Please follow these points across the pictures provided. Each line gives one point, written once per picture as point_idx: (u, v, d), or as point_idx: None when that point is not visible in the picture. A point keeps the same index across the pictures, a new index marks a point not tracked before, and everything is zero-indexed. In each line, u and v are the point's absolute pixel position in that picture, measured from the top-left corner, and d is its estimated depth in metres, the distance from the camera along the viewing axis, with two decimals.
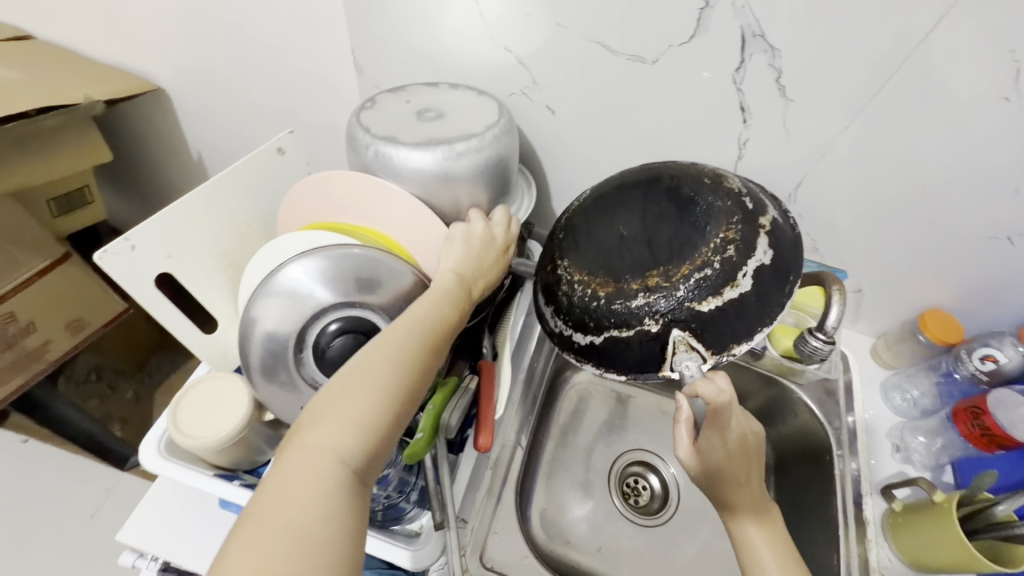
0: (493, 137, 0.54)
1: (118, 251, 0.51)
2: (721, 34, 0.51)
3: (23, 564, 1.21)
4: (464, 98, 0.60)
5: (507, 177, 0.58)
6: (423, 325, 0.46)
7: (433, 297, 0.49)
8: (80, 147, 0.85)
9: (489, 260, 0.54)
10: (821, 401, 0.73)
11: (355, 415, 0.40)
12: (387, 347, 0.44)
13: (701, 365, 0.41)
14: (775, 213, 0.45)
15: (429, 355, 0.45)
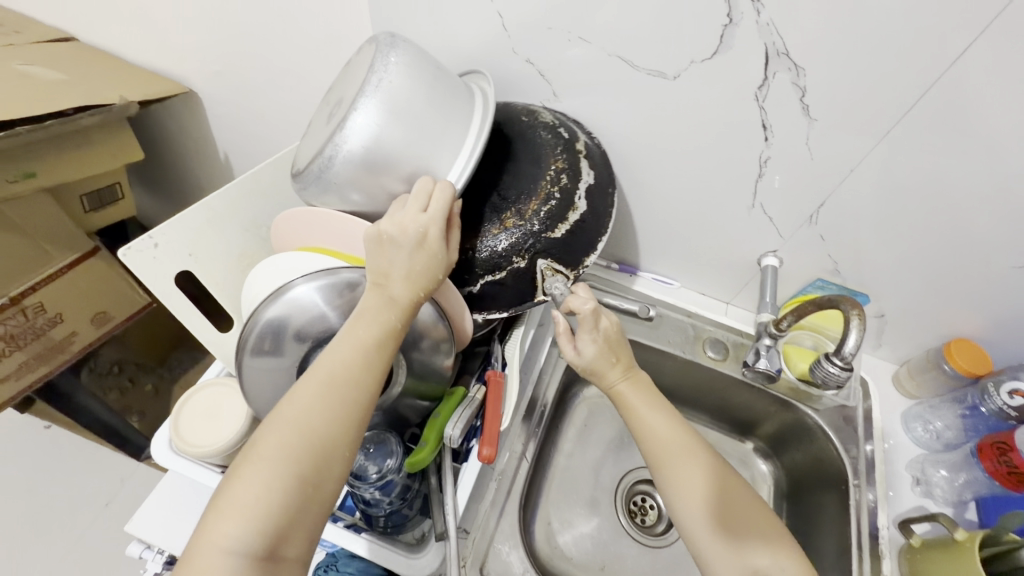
0: (383, 95, 0.46)
1: (142, 248, 0.52)
2: (745, 51, 0.51)
3: (40, 550, 1.24)
4: (360, 62, 0.52)
5: (436, 122, 0.49)
6: (330, 378, 0.45)
7: (346, 335, 0.47)
8: (114, 146, 0.88)
9: (423, 261, 0.48)
10: (838, 428, 0.71)
11: (257, 494, 0.40)
12: (289, 410, 0.44)
13: (567, 284, 0.55)
14: (585, 139, 0.60)
15: (337, 407, 0.44)
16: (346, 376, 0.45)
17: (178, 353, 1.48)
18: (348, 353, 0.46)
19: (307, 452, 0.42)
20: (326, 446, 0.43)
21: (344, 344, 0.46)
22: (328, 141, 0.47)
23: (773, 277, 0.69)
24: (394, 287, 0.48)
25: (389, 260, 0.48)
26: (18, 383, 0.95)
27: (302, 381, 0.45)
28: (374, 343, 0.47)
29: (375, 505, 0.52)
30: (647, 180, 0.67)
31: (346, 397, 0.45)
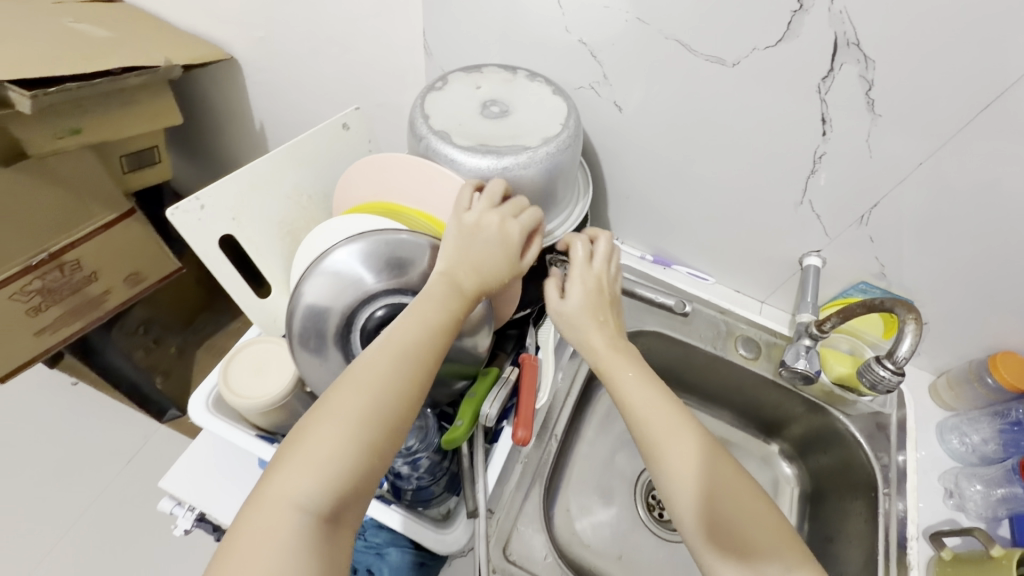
0: (553, 156, 0.53)
1: (189, 209, 0.52)
2: (813, 39, 0.49)
3: (66, 500, 1.29)
4: (538, 92, 0.58)
5: (556, 194, 0.58)
6: (405, 347, 0.44)
7: (415, 314, 0.46)
8: (158, 107, 0.89)
9: (502, 261, 0.50)
10: (869, 435, 0.69)
11: (326, 457, 0.39)
12: (361, 376, 0.42)
13: (571, 267, 0.62)
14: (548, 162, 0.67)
15: (411, 381, 0.43)
16: (417, 352, 0.45)
17: (202, 319, 1.50)
18: (422, 331, 0.45)
19: (376, 425, 0.41)
20: (393, 419, 0.42)
21: (420, 322, 0.46)
22: (490, 151, 0.52)
23: (815, 277, 0.67)
24: (473, 278, 0.49)
25: (471, 245, 0.50)
26: (55, 337, 0.98)
27: (375, 354, 0.44)
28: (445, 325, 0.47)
29: (405, 478, 0.53)
30: (694, 170, 0.66)
31: (420, 374, 0.45)
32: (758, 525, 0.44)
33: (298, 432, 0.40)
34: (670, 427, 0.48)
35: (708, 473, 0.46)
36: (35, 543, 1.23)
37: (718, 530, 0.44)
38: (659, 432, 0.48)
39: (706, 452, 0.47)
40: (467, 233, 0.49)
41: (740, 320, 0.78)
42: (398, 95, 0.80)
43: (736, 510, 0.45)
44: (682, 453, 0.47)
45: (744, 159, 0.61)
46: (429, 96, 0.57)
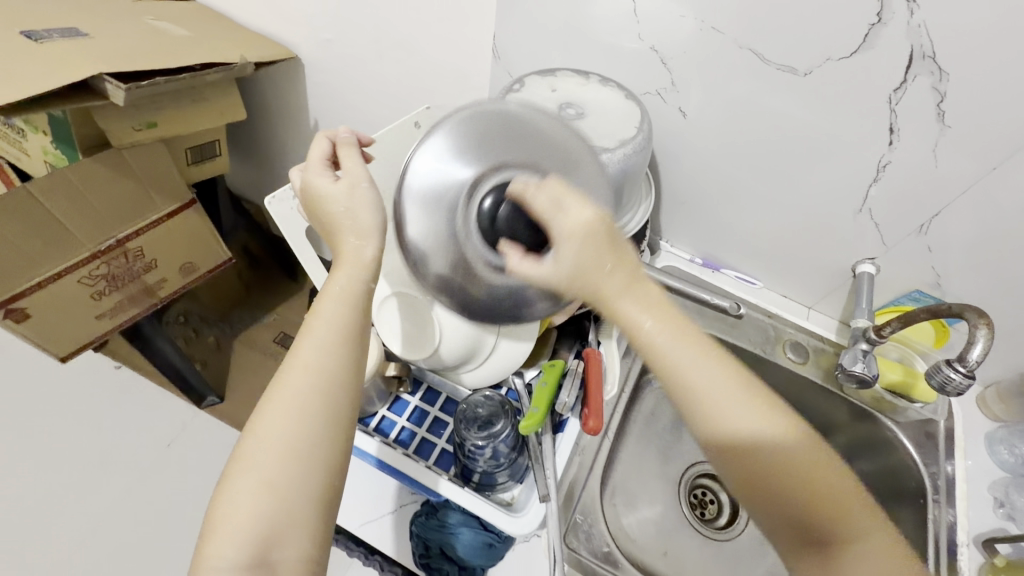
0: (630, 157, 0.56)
1: (283, 198, 0.55)
2: (889, 51, 0.51)
3: (105, 483, 1.29)
4: (611, 97, 0.60)
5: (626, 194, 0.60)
6: (319, 340, 0.45)
7: (322, 303, 0.46)
8: (223, 106, 0.92)
9: (360, 217, 0.48)
10: (918, 443, 0.70)
11: (263, 461, 0.41)
12: (286, 380, 0.44)
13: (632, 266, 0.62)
14: None
15: (327, 366, 0.44)
16: (315, 387, 0.44)
17: (240, 312, 1.52)
18: (324, 356, 0.45)
19: (299, 419, 0.43)
20: (318, 403, 0.43)
21: (311, 349, 0.45)
22: None
23: (868, 284, 0.68)
24: (338, 273, 0.47)
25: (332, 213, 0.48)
26: (112, 322, 1.02)
27: (268, 397, 0.44)
28: (335, 339, 0.45)
29: (474, 460, 0.54)
30: (756, 175, 0.67)
31: (318, 399, 0.44)
32: (834, 511, 0.42)
33: (220, 493, 0.42)
34: (725, 410, 0.44)
35: (772, 458, 0.43)
36: (75, 525, 1.24)
37: (790, 521, 0.43)
38: (715, 419, 0.44)
39: (771, 426, 0.44)
40: (321, 225, 0.49)
41: (787, 325, 0.79)
42: (458, 97, 0.83)
43: (811, 501, 0.42)
44: (741, 439, 0.44)
45: (805, 166, 0.63)
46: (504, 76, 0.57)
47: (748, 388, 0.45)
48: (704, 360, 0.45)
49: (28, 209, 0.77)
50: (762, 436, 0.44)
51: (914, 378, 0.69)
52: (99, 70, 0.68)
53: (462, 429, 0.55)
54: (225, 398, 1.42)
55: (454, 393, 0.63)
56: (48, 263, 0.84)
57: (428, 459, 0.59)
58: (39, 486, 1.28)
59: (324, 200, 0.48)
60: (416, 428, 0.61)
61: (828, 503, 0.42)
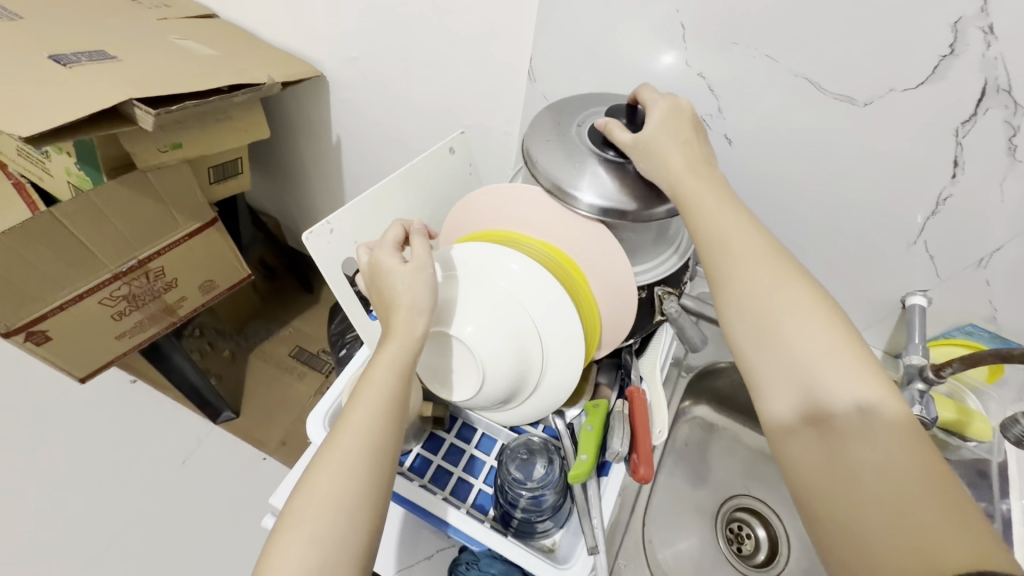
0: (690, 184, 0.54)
1: (320, 232, 0.53)
2: (960, 83, 0.48)
3: (116, 500, 1.26)
4: None
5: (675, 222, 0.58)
6: (372, 405, 0.45)
7: (376, 369, 0.46)
8: (246, 124, 0.90)
9: (411, 293, 0.48)
10: (971, 482, 0.67)
11: (311, 530, 0.40)
12: (337, 445, 0.43)
13: (676, 299, 0.59)
14: None
15: (380, 432, 0.44)
16: (361, 450, 0.43)
17: (255, 324, 1.51)
18: (370, 420, 0.44)
19: (349, 489, 0.42)
20: (369, 471, 0.43)
21: (360, 411, 0.44)
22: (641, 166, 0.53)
23: (921, 318, 0.65)
24: (391, 343, 0.47)
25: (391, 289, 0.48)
26: (131, 341, 1.00)
27: (319, 455, 0.43)
28: (383, 402, 0.45)
29: (516, 507, 0.52)
30: (804, 202, 0.64)
31: (369, 467, 0.43)
32: (881, 483, 0.36)
33: (268, 548, 0.41)
34: (787, 343, 0.43)
35: (830, 401, 0.40)
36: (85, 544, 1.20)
37: (823, 465, 0.38)
38: (772, 347, 0.43)
39: (845, 393, 0.40)
40: (378, 294, 0.50)
41: None
42: (488, 117, 0.81)
43: (849, 461, 0.37)
44: (802, 380, 0.41)
45: (857, 196, 0.61)
46: (533, 117, 0.59)
47: (835, 337, 0.42)
48: (789, 297, 0.44)
49: (52, 233, 0.75)
50: (828, 382, 0.41)
51: (968, 417, 0.67)
52: (128, 96, 0.66)
53: (511, 480, 0.52)
54: (240, 414, 1.39)
55: (491, 431, 0.60)
56: (68, 284, 0.82)
57: (465, 501, 0.56)
58: (49, 502, 1.24)
59: (388, 275, 0.49)
60: (453, 467, 0.58)
61: (883, 470, 0.36)
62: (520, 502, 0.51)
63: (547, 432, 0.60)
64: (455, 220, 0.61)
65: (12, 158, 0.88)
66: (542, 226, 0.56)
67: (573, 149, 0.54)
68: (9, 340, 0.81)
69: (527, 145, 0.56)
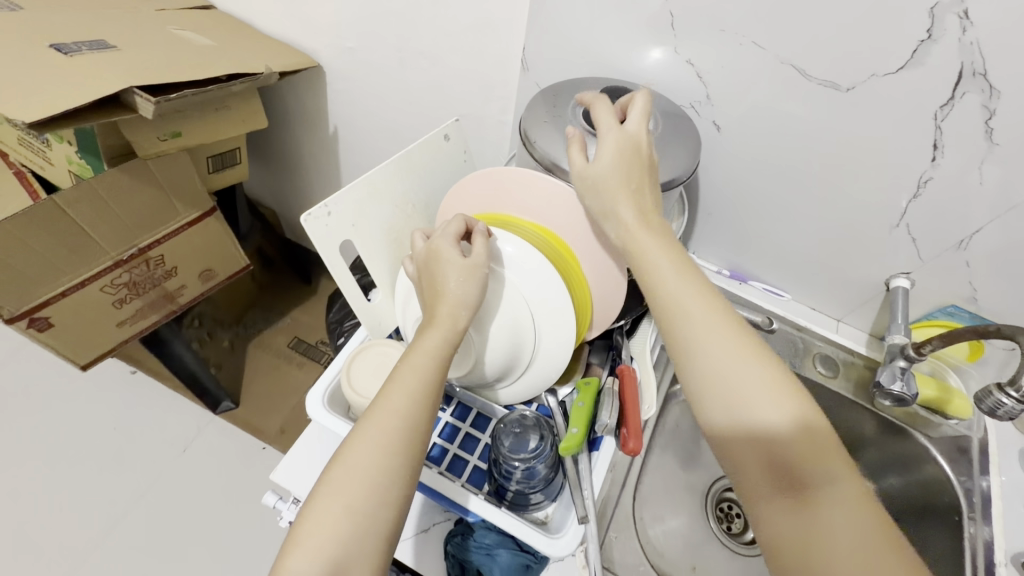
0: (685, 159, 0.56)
1: (319, 216, 0.55)
2: (938, 68, 0.50)
3: (119, 487, 1.27)
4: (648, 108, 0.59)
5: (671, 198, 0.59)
6: (421, 384, 0.47)
7: (422, 350, 0.48)
8: (244, 114, 0.91)
9: (465, 287, 0.50)
10: (952, 458, 0.70)
11: (352, 497, 0.42)
12: (384, 416, 0.45)
13: None
14: None
15: (424, 411, 0.46)
16: (398, 430, 0.45)
17: (253, 314, 1.51)
18: (407, 405, 0.46)
19: (394, 458, 0.44)
20: (411, 445, 0.45)
21: (400, 393, 0.46)
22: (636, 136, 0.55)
23: (903, 299, 0.67)
24: (432, 333, 0.49)
25: (444, 279, 0.50)
26: (131, 329, 1.02)
27: (358, 428, 0.45)
28: (421, 388, 0.47)
29: (508, 479, 0.54)
30: (791, 187, 0.66)
31: (410, 441, 0.45)
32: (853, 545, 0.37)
33: (306, 510, 0.42)
34: (750, 404, 0.42)
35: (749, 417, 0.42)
36: (89, 529, 1.22)
37: (796, 531, 0.39)
38: (735, 409, 0.43)
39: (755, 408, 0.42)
40: (428, 280, 0.52)
41: (816, 339, 0.78)
42: (482, 107, 0.83)
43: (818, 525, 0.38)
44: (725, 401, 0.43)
45: (842, 180, 0.62)
46: (529, 102, 0.60)
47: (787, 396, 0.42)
48: (744, 354, 0.44)
49: (54, 220, 0.77)
50: (793, 443, 0.41)
51: (949, 394, 0.69)
52: (129, 83, 0.67)
53: (504, 453, 0.54)
54: (239, 404, 1.41)
55: (486, 410, 0.62)
56: (69, 272, 0.84)
57: (460, 476, 0.58)
58: (51, 489, 1.25)
59: (444, 266, 0.51)
60: (448, 444, 0.60)
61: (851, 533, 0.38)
62: (514, 474, 0.53)
63: (540, 410, 0.61)
64: (449, 203, 0.62)
65: (12, 147, 0.90)
66: (535, 208, 0.57)
67: (572, 131, 0.56)
68: (11, 327, 0.82)
69: (525, 128, 0.57)
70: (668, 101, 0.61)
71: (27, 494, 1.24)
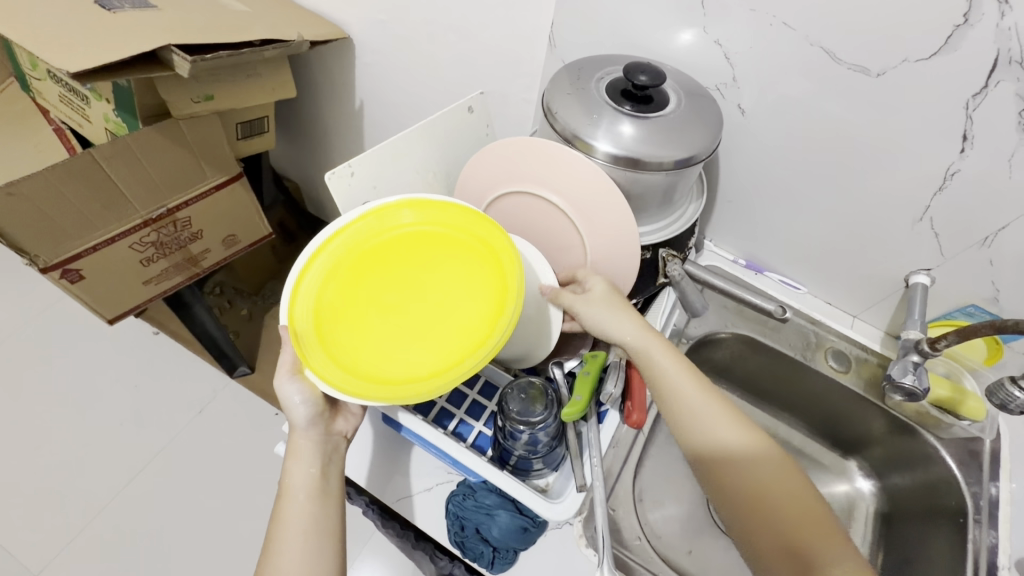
0: (709, 137, 0.56)
1: (342, 175, 0.58)
2: (971, 54, 0.49)
3: (136, 443, 1.32)
4: (673, 86, 0.59)
5: (690, 177, 0.60)
6: (305, 488, 0.52)
7: (294, 464, 0.53)
8: (275, 82, 0.93)
9: (308, 407, 0.54)
10: (962, 461, 0.68)
11: None
12: (290, 531, 0.50)
13: (682, 267, 0.63)
14: None
15: (320, 503, 0.52)
16: (311, 527, 0.51)
17: (272, 285, 1.56)
18: (309, 514, 0.51)
19: (314, 552, 0.50)
20: (327, 528, 0.51)
21: (292, 508, 0.51)
22: (660, 113, 0.56)
23: (922, 295, 0.66)
24: (293, 466, 0.53)
25: (294, 413, 0.55)
26: (156, 288, 1.05)
27: (264, 558, 0.50)
28: (310, 494, 0.52)
29: (513, 443, 0.55)
30: (813, 176, 0.65)
31: (320, 527, 0.51)
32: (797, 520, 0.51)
33: None
34: (711, 432, 0.55)
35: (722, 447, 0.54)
36: (106, 482, 1.26)
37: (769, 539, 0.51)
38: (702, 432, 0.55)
39: (724, 439, 0.55)
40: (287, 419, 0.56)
41: (829, 333, 0.77)
42: (508, 83, 0.83)
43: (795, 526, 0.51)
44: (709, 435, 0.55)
45: (865, 169, 0.61)
46: (553, 74, 0.61)
47: (743, 426, 0.56)
48: (714, 399, 0.56)
49: (89, 174, 0.80)
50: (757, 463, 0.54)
51: (961, 395, 0.68)
52: (168, 41, 0.69)
53: (512, 420, 0.54)
54: (255, 369, 1.44)
55: (493, 378, 0.63)
56: (101, 226, 0.87)
57: (466, 439, 0.59)
58: (73, 440, 1.30)
59: (293, 406, 0.54)
60: (455, 409, 0.61)
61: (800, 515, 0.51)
62: (519, 439, 0.54)
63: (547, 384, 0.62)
64: (470, 171, 0.63)
65: (53, 105, 0.93)
66: (556, 179, 0.58)
67: (593, 103, 0.56)
68: (46, 277, 0.86)
69: (546, 100, 0.58)
70: (693, 80, 0.61)
71: (51, 443, 1.30)
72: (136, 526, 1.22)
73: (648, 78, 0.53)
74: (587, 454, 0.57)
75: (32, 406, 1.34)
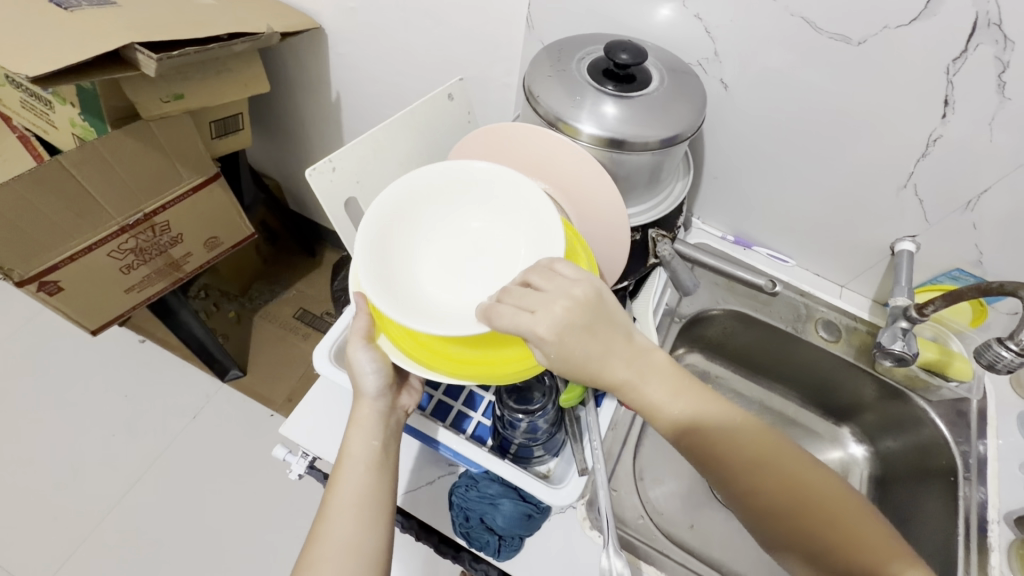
0: (693, 113, 0.55)
1: (323, 171, 0.56)
2: (950, 18, 0.49)
3: (130, 452, 1.30)
4: (655, 63, 0.58)
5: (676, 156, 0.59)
6: (364, 458, 0.52)
7: (356, 432, 0.53)
8: (247, 77, 0.90)
9: (378, 377, 0.53)
10: (951, 421, 0.70)
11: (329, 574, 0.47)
12: (343, 504, 0.50)
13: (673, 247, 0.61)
14: None
15: (377, 475, 0.52)
16: (364, 504, 0.50)
17: (259, 286, 1.54)
18: (365, 485, 0.51)
19: (364, 529, 0.49)
20: (379, 504, 0.51)
21: (351, 478, 0.51)
22: (643, 92, 0.55)
23: (908, 261, 0.67)
24: (356, 434, 0.53)
25: (361, 379, 0.53)
26: (138, 296, 1.03)
27: (316, 525, 0.50)
28: (370, 467, 0.51)
29: (512, 430, 0.55)
30: (797, 149, 0.65)
31: (373, 507, 0.50)
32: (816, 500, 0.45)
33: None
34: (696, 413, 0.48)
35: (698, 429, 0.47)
36: (103, 493, 1.25)
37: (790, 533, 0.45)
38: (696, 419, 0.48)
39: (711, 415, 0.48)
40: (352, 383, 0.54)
41: (817, 303, 0.78)
42: (488, 68, 0.81)
43: (819, 509, 0.45)
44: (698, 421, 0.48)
45: (848, 139, 0.61)
46: (533, 57, 0.60)
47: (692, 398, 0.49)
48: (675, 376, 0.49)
49: (60, 182, 0.77)
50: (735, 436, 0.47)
51: (948, 356, 0.70)
52: (131, 40, 0.67)
53: (509, 410, 0.55)
54: (246, 371, 1.42)
55: None
56: (77, 236, 0.84)
57: (466, 431, 0.60)
58: (65, 454, 1.29)
59: (359, 374, 0.53)
60: (452, 401, 0.62)
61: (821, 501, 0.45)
62: (518, 427, 0.54)
63: None
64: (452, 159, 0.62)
65: (16, 112, 0.90)
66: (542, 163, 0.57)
67: (575, 84, 0.55)
68: (23, 291, 0.83)
69: (527, 83, 0.57)
70: (675, 57, 0.60)
71: (42, 458, 1.28)
72: (136, 536, 1.21)
73: (630, 56, 0.52)
74: (587, 439, 0.56)
75: (19, 421, 1.31)
